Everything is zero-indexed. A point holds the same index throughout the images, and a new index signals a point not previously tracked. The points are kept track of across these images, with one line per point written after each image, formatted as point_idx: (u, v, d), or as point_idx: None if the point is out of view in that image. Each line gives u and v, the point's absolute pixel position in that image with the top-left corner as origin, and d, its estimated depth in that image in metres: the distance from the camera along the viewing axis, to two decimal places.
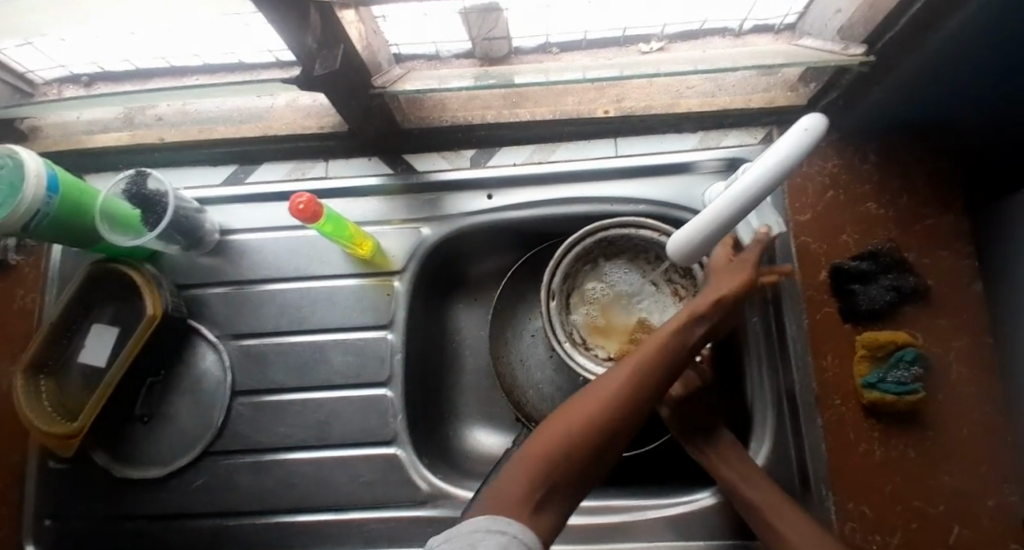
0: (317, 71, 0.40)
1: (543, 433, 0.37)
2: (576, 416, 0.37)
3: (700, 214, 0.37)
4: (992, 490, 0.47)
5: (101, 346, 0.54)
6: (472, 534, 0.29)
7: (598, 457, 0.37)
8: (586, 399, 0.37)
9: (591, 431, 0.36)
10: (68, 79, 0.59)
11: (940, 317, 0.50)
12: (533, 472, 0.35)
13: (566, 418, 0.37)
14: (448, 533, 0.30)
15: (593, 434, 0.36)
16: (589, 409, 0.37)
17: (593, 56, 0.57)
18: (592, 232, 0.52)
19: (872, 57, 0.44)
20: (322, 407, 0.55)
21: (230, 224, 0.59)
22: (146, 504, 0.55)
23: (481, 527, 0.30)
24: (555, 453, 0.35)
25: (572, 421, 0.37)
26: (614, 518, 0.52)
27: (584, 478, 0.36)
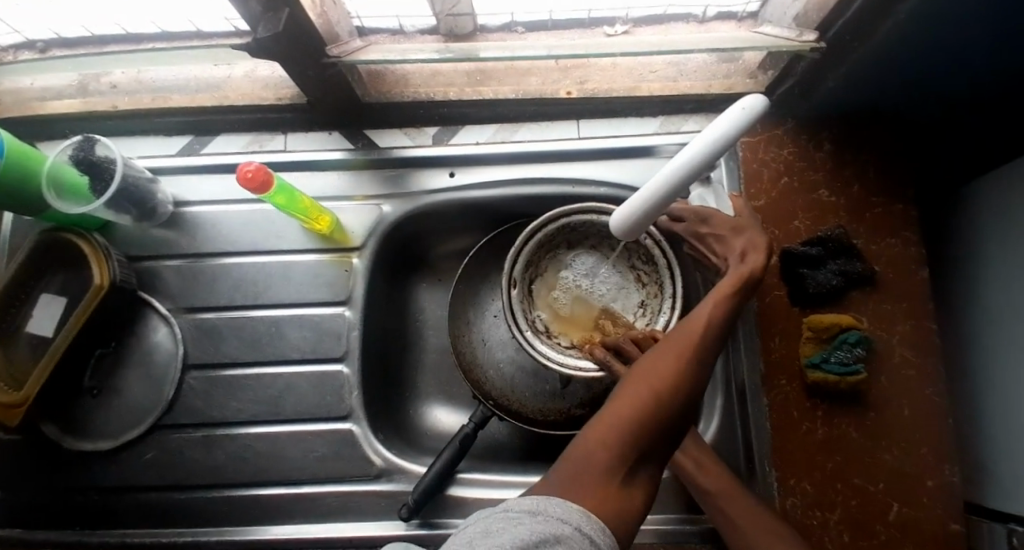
0: (260, 34, 0.39)
1: (613, 405, 0.33)
2: (649, 384, 0.33)
3: (645, 188, 0.37)
4: (930, 469, 0.49)
5: (49, 315, 0.53)
6: (558, 525, 0.26)
7: (677, 426, 0.34)
8: (655, 367, 0.34)
9: (672, 400, 0.33)
10: (24, 45, 0.56)
11: (887, 302, 0.52)
12: (616, 447, 0.31)
13: (637, 390, 0.33)
14: (535, 506, 0.28)
15: (672, 404, 0.33)
16: (664, 376, 0.34)
17: (558, 36, 0.57)
18: (553, 218, 0.51)
19: (823, 44, 0.44)
20: (275, 384, 0.55)
21: (185, 196, 0.58)
22: (95, 477, 0.54)
23: (572, 522, 0.27)
24: (638, 424, 0.32)
25: (650, 390, 0.33)
26: None
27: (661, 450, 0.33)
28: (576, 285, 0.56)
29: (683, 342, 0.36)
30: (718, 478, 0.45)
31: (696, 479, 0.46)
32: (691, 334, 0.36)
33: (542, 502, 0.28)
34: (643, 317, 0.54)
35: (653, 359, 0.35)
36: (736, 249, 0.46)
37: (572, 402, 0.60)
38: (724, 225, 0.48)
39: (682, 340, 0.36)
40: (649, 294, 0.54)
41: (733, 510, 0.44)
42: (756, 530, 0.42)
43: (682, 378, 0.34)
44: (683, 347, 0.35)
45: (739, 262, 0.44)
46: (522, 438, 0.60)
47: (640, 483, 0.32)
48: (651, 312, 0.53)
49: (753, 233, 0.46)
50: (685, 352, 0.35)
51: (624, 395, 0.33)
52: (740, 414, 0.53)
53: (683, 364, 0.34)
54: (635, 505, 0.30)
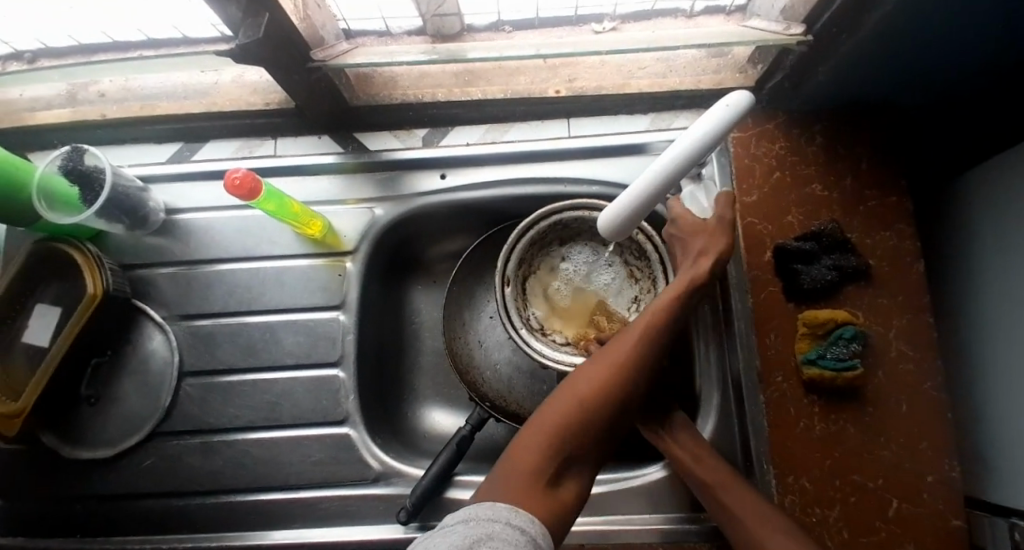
0: (241, 41, 0.38)
1: (539, 420, 0.39)
2: (569, 401, 0.39)
3: (634, 184, 0.37)
4: (929, 464, 0.48)
5: (44, 325, 0.53)
6: (489, 525, 0.30)
7: (604, 430, 0.39)
8: (577, 386, 0.39)
9: (590, 414, 0.38)
10: (12, 57, 0.56)
11: (882, 296, 0.51)
12: (538, 457, 0.37)
13: (564, 402, 0.39)
14: (466, 514, 0.31)
15: (590, 417, 0.38)
16: (591, 388, 0.39)
17: (546, 35, 0.57)
18: (545, 215, 0.51)
19: (810, 36, 0.44)
20: (271, 389, 0.55)
21: (177, 204, 0.58)
22: (95, 485, 0.54)
23: (500, 519, 0.31)
24: (557, 436, 0.37)
25: (570, 407, 0.38)
26: None
27: (587, 455, 0.39)
28: (571, 280, 0.56)
29: (605, 362, 0.40)
30: (710, 471, 0.45)
31: (691, 470, 0.46)
32: (616, 353, 0.40)
33: (474, 509, 0.32)
34: (637, 312, 0.53)
35: (577, 378, 0.40)
36: (693, 251, 0.45)
37: None
38: (687, 226, 0.46)
39: (607, 360, 0.40)
40: (643, 289, 0.54)
41: (731, 501, 0.43)
42: (754, 520, 0.42)
43: (608, 388, 0.39)
44: (604, 367, 0.40)
45: (692, 265, 0.44)
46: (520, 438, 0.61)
47: (568, 486, 0.37)
48: (645, 307, 0.53)
49: (710, 233, 0.45)
50: (606, 371, 0.40)
51: (547, 411, 0.39)
52: (738, 412, 0.52)
53: (603, 382, 0.39)
54: (560, 506, 0.36)
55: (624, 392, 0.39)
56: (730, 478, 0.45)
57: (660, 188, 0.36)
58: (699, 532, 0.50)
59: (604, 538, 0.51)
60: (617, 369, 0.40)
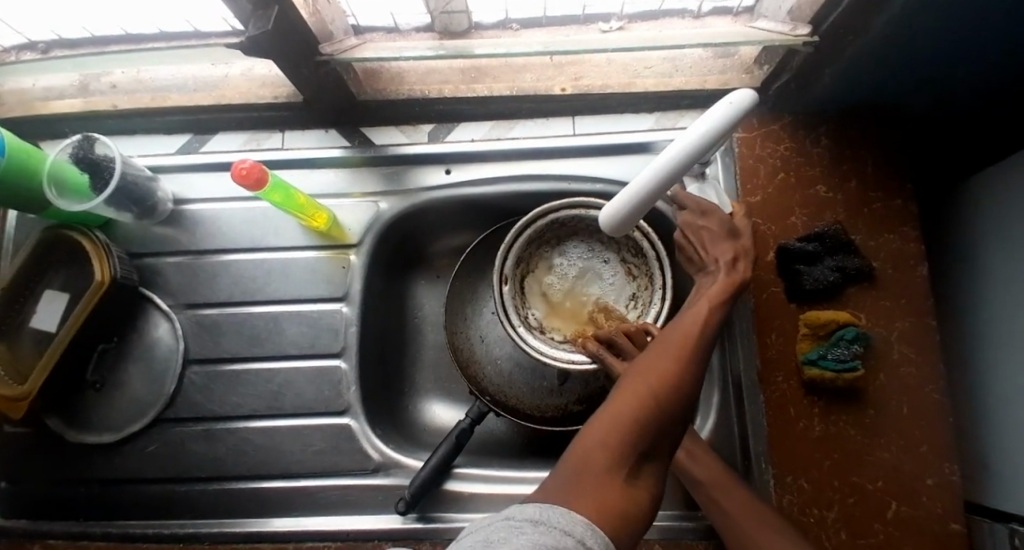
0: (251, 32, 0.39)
1: (610, 408, 0.32)
2: (649, 381, 0.33)
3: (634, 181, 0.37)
4: (929, 467, 0.48)
5: (53, 311, 0.54)
6: (560, 537, 0.24)
7: (678, 425, 0.33)
8: (651, 366, 0.34)
9: (672, 397, 0.32)
10: (26, 46, 0.57)
11: (885, 299, 0.51)
12: (617, 445, 0.30)
13: (638, 387, 0.33)
14: (536, 516, 0.26)
15: (673, 401, 0.32)
16: (665, 373, 0.33)
17: (552, 33, 0.57)
18: (541, 214, 0.51)
19: (815, 38, 0.44)
20: (273, 378, 0.55)
21: (185, 194, 0.59)
22: (100, 469, 0.55)
23: (575, 533, 0.25)
24: (637, 421, 0.31)
25: (651, 388, 0.33)
26: None
27: (664, 448, 0.33)
28: (571, 279, 0.56)
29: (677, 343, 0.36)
30: (707, 467, 0.45)
31: (688, 467, 0.45)
32: (686, 335, 0.37)
33: (547, 512, 0.26)
34: (634, 310, 0.53)
35: (649, 362, 0.35)
36: (725, 252, 0.46)
37: (569, 399, 0.60)
38: (717, 224, 0.48)
39: (676, 341, 0.36)
40: (639, 287, 0.54)
41: (722, 497, 0.44)
42: (744, 517, 0.42)
43: (685, 374, 0.34)
44: (678, 348, 0.36)
45: (731, 267, 0.45)
46: (519, 433, 0.61)
47: (644, 483, 0.31)
48: (642, 305, 0.53)
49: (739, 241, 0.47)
50: (681, 351, 0.35)
51: (622, 392, 0.33)
52: (738, 411, 0.53)
53: (681, 363, 0.34)
54: (640, 508, 0.29)
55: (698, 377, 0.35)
56: (725, 479, 0.45)
57: (659, 186, 0.36)
58: (696, 530, 0.50)
59: None
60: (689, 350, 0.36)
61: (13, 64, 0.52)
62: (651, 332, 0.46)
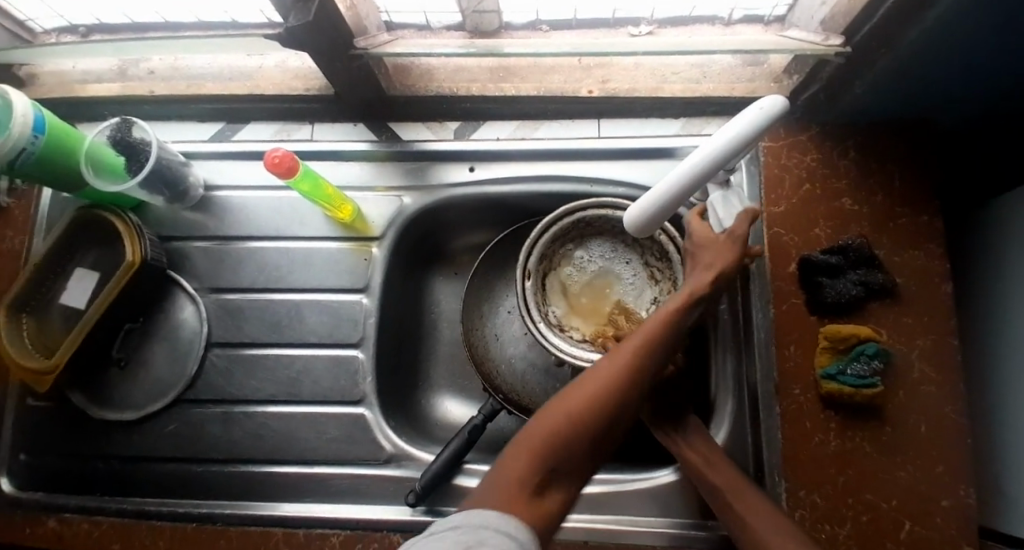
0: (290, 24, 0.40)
1: (538, 423, 0.35)
2: (577, 397, 0.35)
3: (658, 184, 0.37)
4: (946, 488, 0.48)
5: (82, 288, 0.55)
6: (479, 532, 0.27)
7: (603, 438, 0.35)
8: (575, 388, 0.36)
9: (594, 413, 0.35)
10: (67, 30, 0.60)
11: (907, 315, 0.51)
12: (528, 461, 0.33)
13: (565, 403, 0.35)
14: (457, 521, 0.28)
15: (591, 421, 0.34)
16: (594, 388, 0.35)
17: (582, 36, 0.58)
18: (568, 212, 0.52)
19: (848, 49, 0.43)
20: (292, 364, 0.56)
21: (215, 181, 0.60)
22: (119, 446, 0.56)
23: (489, 527, 0.28)
24: (556, 437, 0.34)
25: (575, 409, 0.35)
26: None
27: (584, 461, 0.35)
28: (592, 279, 0.56)
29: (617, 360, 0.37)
30: (723, 474, 0.45)
31: (702, 474, 0.46)
32: (630, 352, 0.37)
33: (463, 516, 0.29)
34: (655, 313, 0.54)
35: (585, 377, 0.36)
36: (703, 260, 0.43)
37: None
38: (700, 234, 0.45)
39: (618, 355, 0.37)
40: (662, 291, 0.54)
41: (738, 502, 0.44)
42: (761, 525, 0.42)
43: (614, 389, 0.35)
44: (614, 365, 0.37)
45: (700, 275, 0.42)
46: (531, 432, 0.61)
47: (557, 495, 0.33)
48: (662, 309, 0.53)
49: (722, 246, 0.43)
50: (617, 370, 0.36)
51: (551, 409, 0.36)
52: (752, 421, 0.52)
53: (613, 377, 0.36)
54: (549, 517, 0.32)
55: (632, 393, 0.36)
56: (742, 487, 0.44)
57: (683, 191, 0.36)
58: (706, 539, 0.50)
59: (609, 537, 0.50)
60: (627, 370, 0.36)
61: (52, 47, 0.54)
62: None
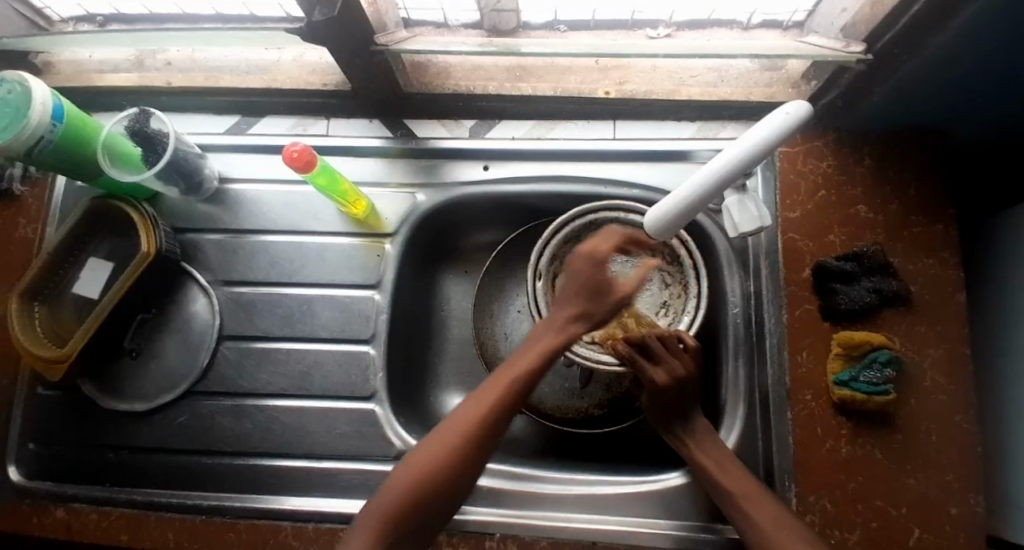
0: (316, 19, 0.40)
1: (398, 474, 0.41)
2: (430, 453, 0.41)
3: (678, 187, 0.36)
4: (954, 497, 0.48)
5: (96, 278, 0.55)
6: None
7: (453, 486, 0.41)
8: (430, 445, 0.41)
9: (444, 467, 0.40)
10: (83, 18, 0.60)
11: (920, 324, 0.51)
12: (388, 513, 0.39)
13: (421, 458, 0.41)
14: None
15: (444, 474, 0.40)
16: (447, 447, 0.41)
17: (599, 37, 0.58)
18: (580, 213, 0.52)
19: (869, 56, 0.44)
20: (304, 358, 0.56)
21: (230, 174, 0.60)
22: (129, 436, 0.56)
23: None
24: (411, 489, 0.40)
25: (428, 462, 0.40)
26: (581, 489, 0.53)
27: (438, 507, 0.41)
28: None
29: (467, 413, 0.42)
30: (735, 477, 0.45)
31: (711, 475, 0.45)
32: (480, 403, 0.42)
33: None
34: (665, 317, 0.53)
35: (440, 432, 0.42)
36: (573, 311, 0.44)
37: (591, 401, 0.62)
38: (580, 281, 0.44)
39: (471, 413, 0.42)
40: (672, 295, 0.54)
41: (753, 506, 0.43)
42: (773, 531, 0.41)
43: (464, 446, 0.41)
44: (467, 418, 0.42)
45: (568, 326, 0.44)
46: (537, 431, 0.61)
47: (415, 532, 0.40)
48: (673, 314, 0.53)
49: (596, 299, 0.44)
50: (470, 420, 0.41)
51: (411, 462, 0.41)
52: (762, 425, 0.52)
53: (465, 436, 0.41)
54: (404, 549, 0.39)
55: (486, 440, 0.42)
56: (756, 491, 0.44)
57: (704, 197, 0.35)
58: (715, 543, 0.50)
59: (617, 539, 0.50)
60: (477, 421, 0.41)
61: (66, 35, 0.54)
62: (683, 338, 0.48)
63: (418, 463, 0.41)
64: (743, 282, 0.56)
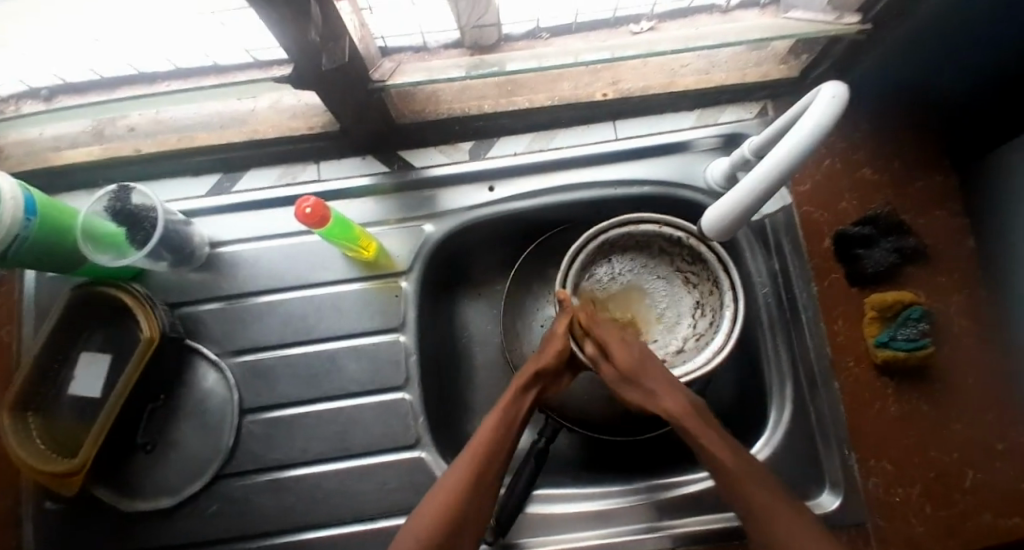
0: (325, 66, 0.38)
1: (416, 520, 0.38)
2: (449, 491, 0.39)
3: (743, 184, 0.37)
4: (998, 433, 0.49)
5: (96, 374, 0.51)
6: None
7: (475, 519, 0.39)
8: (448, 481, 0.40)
9: (466, 499, 0.39)
10: (26, 94, 0.52)
11: (940, 274, 0.52)
12: None
13: (438, 497, 0.39)
14: None
15: (467, 506, 0.39)
16: (466, 477, 0.40)
17: (584, 39, 0.54)
18: (593, 237, 0.51)
19: (867, 25, 0.45)
20: (338, 418, 0.53)
21: (221, 236, 0.56)
22: (159, 536, 0.51)
23: None
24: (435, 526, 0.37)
25: (448, 502, 0.38)
26: (641, 498, 0.52)
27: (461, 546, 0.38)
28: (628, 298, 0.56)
29: (474, 452, 0.41)
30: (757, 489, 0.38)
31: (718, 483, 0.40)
32: (481, 441, 0.42)
33: None
34: (703, 316, 0.53)
35: (452, 471, 0.41)
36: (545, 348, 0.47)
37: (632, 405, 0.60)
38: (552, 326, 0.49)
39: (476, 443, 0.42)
40: (704, 293, 0.53)
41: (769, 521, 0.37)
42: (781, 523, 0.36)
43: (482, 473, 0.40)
44: (473, 455, 0.41)
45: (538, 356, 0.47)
46: (581, 446, 0.60)
47: None
48: (710, 312, 0.52)
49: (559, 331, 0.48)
50: (477, 460, 0.41)
51: (427, 506, 0.39)
52: (811, 396, 0.51)
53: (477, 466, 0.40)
54: None
55: (489, 482, 0.41)
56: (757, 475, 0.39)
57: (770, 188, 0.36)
58: None
59: (694, 539, 0.50)
60: (489, 440, 0.42)
61: (15, 119, 0.47)
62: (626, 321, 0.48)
63: (435, 502, 0.39)
64: (767, 262, 0.55)
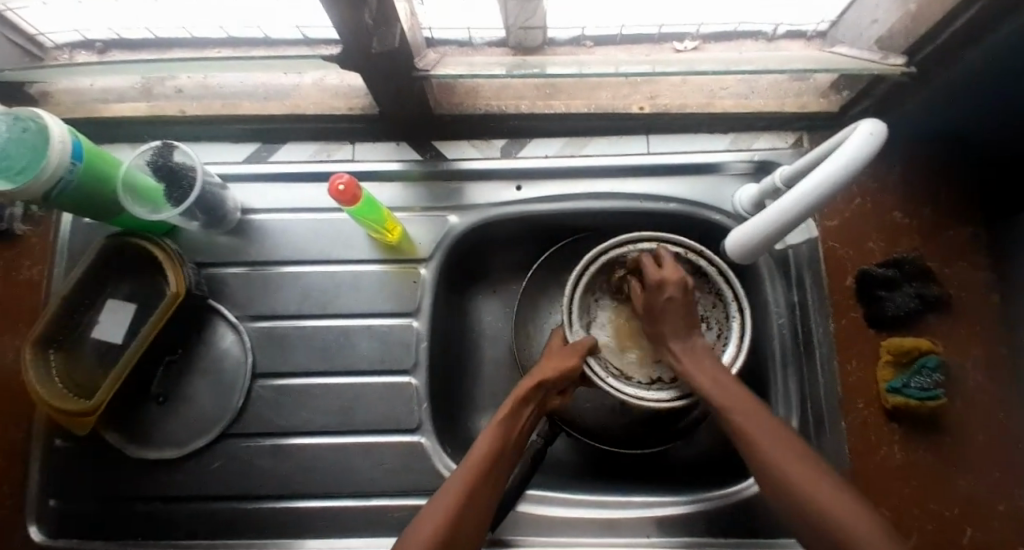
0: (376, 48, 0.39)
1: (417, 524, 0.37)
2: (452, 497, 0.38)
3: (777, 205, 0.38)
4: (1002, 493, 0.49)
5: (120, 321, 0.52)
6: None
7: (473, 533, 0.38)
8: (449, 490, 0.39)
9: (469, 511, 0.38)
10: (81, 45, 0.54)
11: (960, 327, 0.52)
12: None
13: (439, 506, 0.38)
14: None
15: (467, 517, 0.38)
16: (464, 487, 0.39)
17: (628, 52, 0.55)
18: (593, 259, 0.50)
19: (912, 68, 0.45)
20: (346, 394, 0.54)
21: (252, 204, 0.58)
22: (159, 485, 0.53)
23: None
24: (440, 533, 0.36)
25: (444, 515, 0.37)
26: (614, 513, 0.52)
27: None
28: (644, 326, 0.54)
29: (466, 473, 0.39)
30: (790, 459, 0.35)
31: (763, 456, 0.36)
32: (478, 452, 0.41)
33: None
34: (709, 332, 0.52)
35: (452, 481, 0.39)
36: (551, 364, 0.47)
37: (633, 419, 0.60)
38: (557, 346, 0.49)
39: (479, 456, 0.41)
40: (708, 308, 0.53)
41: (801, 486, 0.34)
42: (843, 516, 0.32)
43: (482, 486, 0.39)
44: (469, 468, 0.40)
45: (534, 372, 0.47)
46: (582, 453, 0.61)
47: None
48: (715, 326, 0.52)
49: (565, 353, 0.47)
50: (468, 477, 0.39)
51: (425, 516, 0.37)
52: (817, 434, 0.51)
53: (476, 478, 0.40)
54: None
55: (488, 495, 0.40)
56: (798, 450, 0.36)
57: (803, 212, 0.37)
58: None
59: None
60: (484, 455, 0.41)
61: (61, 67, 0.48)
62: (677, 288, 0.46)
63: (432, 510, 0.38)
64: (786, 293, 0.54)
